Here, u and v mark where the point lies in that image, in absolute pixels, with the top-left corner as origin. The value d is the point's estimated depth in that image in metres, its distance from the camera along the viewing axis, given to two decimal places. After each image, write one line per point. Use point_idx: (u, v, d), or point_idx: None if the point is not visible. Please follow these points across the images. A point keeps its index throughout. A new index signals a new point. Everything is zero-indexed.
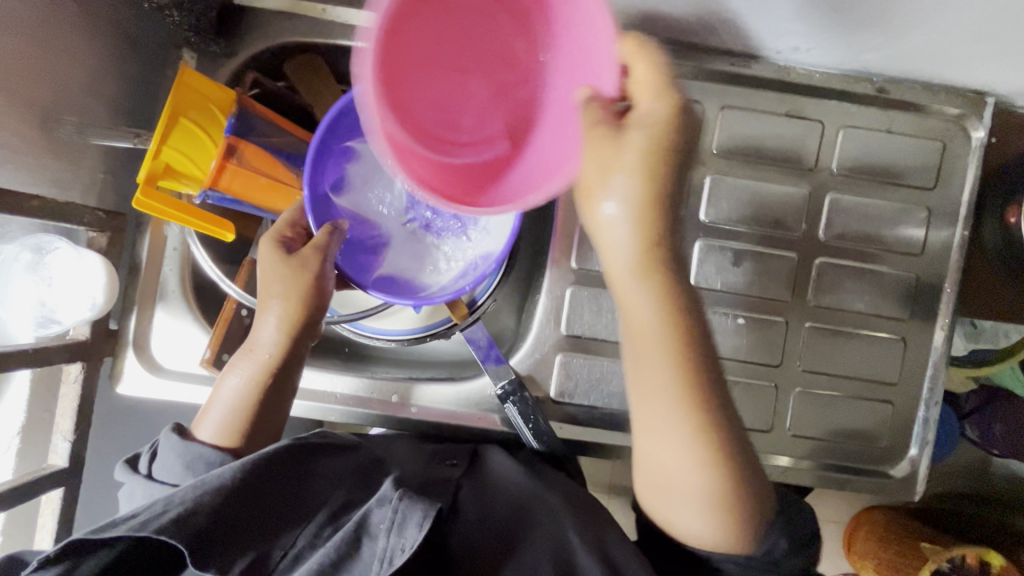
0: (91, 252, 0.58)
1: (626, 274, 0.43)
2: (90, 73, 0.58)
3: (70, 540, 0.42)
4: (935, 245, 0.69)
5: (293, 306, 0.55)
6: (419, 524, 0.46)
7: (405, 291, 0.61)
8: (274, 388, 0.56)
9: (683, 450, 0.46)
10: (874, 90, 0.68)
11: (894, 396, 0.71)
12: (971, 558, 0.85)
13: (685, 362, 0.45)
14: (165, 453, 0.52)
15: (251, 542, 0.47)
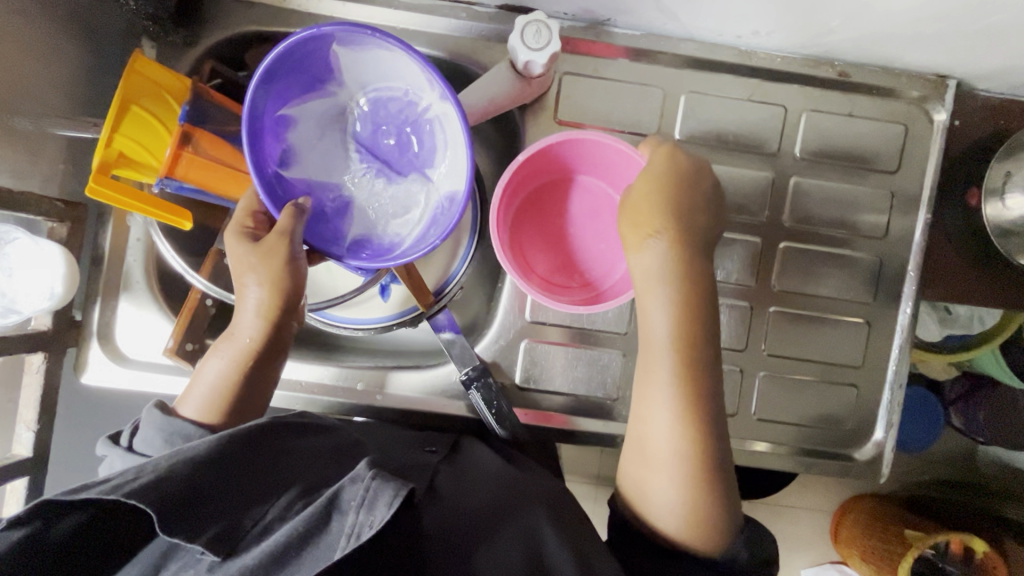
0: (51, 243, 0.58)
1: (650, 278, 0.53)
2: (45, 63, 0.58)
3: (43, 500, 0.40)
4: (898, 228, 0.70)
5: (268, 290, 0.54)
6: (390, 503, 0.43)
7: (381, 254, 0.59)
8: (254, 371, 0.56)
9: (667, 416, 0.51)
10: (836, 74, 0.68)
11: (859, 379, 0.71)
12: (955, 545, 0.84)
13: (682, 352, 0.51)
14: (147, 428, 0.50)
15: (220, 513, 0.44)
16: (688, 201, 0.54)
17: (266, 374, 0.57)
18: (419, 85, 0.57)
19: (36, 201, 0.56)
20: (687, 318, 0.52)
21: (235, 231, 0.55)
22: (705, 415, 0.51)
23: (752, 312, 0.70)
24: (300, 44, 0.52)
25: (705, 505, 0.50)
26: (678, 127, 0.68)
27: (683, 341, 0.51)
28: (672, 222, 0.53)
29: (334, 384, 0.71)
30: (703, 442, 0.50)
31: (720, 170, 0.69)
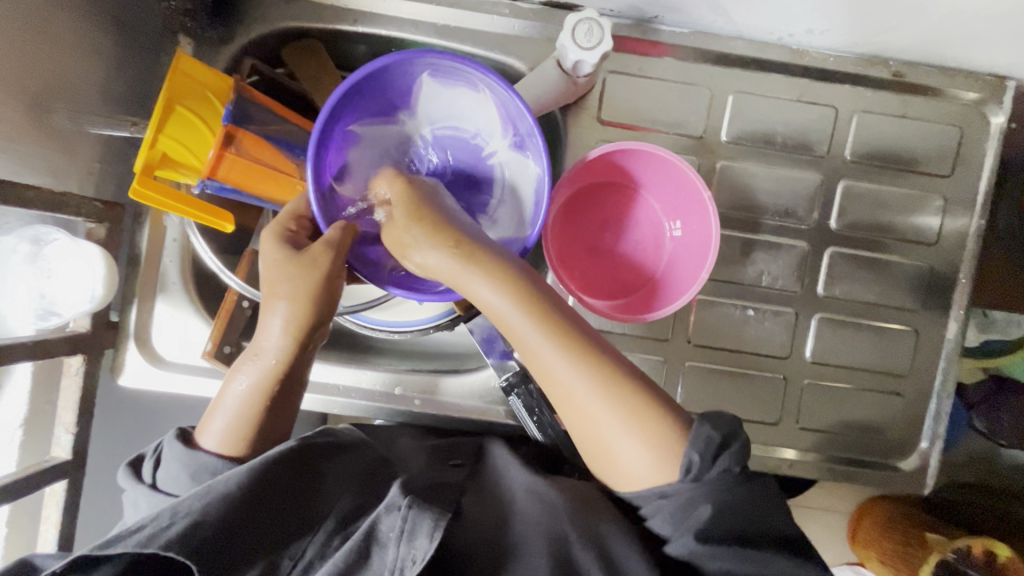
0: (90, 244, 0.57)
1: (454, 270, 0.50)
2: (82, 59, 0.57)
3: (76, 555, 0.42)
4: (950, 233, 0.68)
5: (300, 303, 0.52)
6: (431, 535, 0.46)
7: (425, 284, 0.57)
8: (281, 394, 0.54)
9: (576, 380, 0.47)
10: (889, 74, 0.66)
11: (905, 388, 0.69)
12: (977, 549, 0.81)
13: (528, 302, 0.49)
14: (170, 462, 0.51)
15: (260, 552, 0.46)
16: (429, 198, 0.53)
17: (290, 401, 0.55)
18: (492, 129, 0.59)
19: (76, 202, 0.54)
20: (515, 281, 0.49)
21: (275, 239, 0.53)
22: (585, 338, 0.48)
23: (797, 319, 0.68)
24: (394, 66, 0.53)
25: (661, 436, 0.46)
26: (725, 128, 0.67)
27: (519, 291, 0.49)
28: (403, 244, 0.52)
29: (370, 388, 0.70)
30: (613, 381, 0.47)
31: (767, 173, 0.67)
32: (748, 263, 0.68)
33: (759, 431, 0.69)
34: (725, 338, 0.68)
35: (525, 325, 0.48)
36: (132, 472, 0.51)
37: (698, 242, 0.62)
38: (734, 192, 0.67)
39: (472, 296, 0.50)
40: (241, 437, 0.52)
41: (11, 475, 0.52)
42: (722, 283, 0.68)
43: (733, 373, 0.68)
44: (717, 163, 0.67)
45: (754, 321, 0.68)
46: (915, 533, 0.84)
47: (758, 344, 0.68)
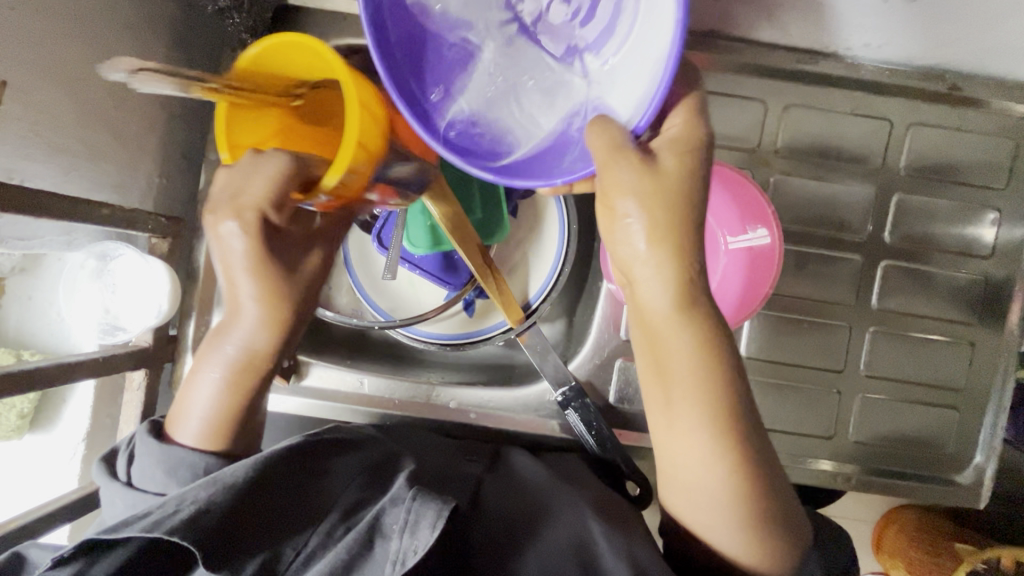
0: (156, 260, 0.57)
1: (664, 303, 0.43)
2: (145, 75, 0.58)
3: (86, 539, 0.41)
4: (1005, 245, 0.67)
5: (272, 304, 0.46)
6: (433, 525, 0.45)
7: (480, 149, 0.44)
8: (252, 376, 0.49)
9: (708, 445, 0.46)
10: (946, 88, 0.65)
11: (960, 401, 0.69)
12: (1007, 561, 0.80)
13: (715, 378, 0.45)
14: (143, 457, 0.48)
15: (262, 542, 0.45)
16: (693, 201, 0.42)
17: (261, 386, 0.50)
18: None
19: (142, 217, 0.54)
20: (714, 346, 0.44)
21: (261, 246, 0.44)
22: (747, 443, 0.46)
23: (850, 332, 0.68)
24: None
25: (755, 524, 0.47)
26: (778, 141, 0.67)
27: (710, 361, 0.44)
28: (638, 207, 0.41)
29: (420, 398, 0.70)
30: (747, 471, 0.46)
31: (820, 187, 0.67)
32: (802, 276, 0.68)
33: (811, 444, 0.68)
34: (776, 350, 0.68)
35: (699, 381, 0.45)
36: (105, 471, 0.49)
37: (759, 261, 0.62)
38: (787, 204, 0.67)
39: (662, 331, 0.44)
40: (216, 431, 0.49)
41: (77, 492, 0.52)
42: (775, 296, 0.68)
43: (785, 386, 0.68)
44: (772, 176, 0.67)
45: (806, 333, 0.68)
46: (945, 545, 0.84)
47: (811, 357, 0.68)
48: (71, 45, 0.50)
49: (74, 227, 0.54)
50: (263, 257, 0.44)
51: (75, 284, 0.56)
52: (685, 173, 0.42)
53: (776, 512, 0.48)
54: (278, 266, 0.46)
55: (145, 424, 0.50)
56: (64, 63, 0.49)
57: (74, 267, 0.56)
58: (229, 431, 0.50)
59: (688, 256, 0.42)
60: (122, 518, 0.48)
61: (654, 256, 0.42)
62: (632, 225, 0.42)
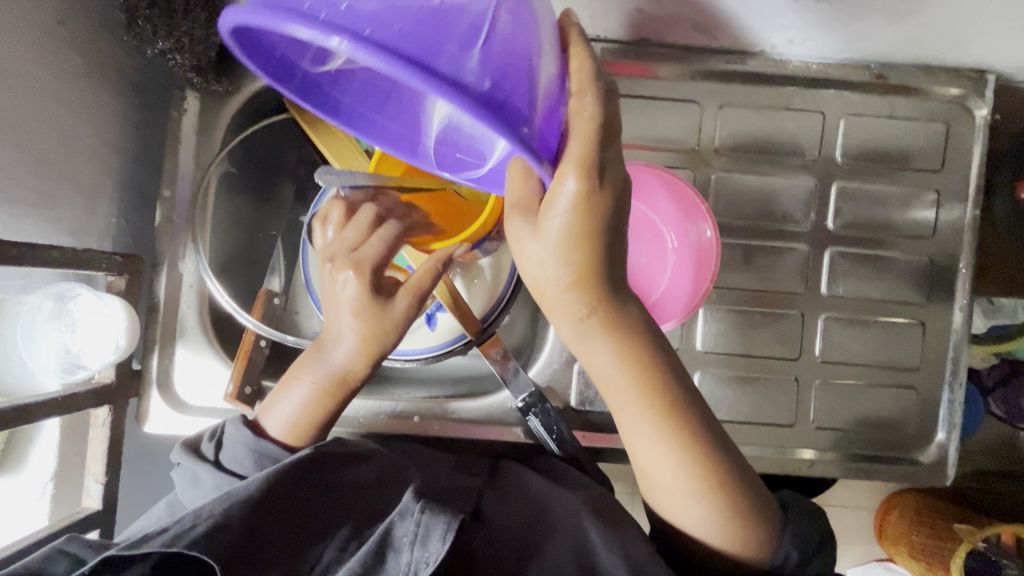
0: (113, 298, 0.59)
1: (573, 339, 0.49)
2: (94, 120, 0.60)
3: (107, 556, 0.43)
4: (946, 226, 0.69)
5: (371, 341, 0.54)
6: (443, 537, 0.47)
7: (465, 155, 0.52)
8: (336, 394, 0.56)
9: (659, 443, 0.50)
10: (872, 77, 0.67)
11: (916, 381, 0.70)
12: (1007, 537, 0.79)
13: (646, 387, 0.49)
14: (234, 444, 0.54)
15: (282, 556, 0.49)
16: (590, 241, 0.43)
17: (340, 398, 0.57)
18: None
19: (97, 258, 0.55)
20: (633, 349, 0.48)
21: (363, 294, 0.53)
22: (703, 441, 0.50)
23: (802, 320, 0.69)
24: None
25: (731, 517, 0.50)
26: (717, 140, 0.69)
27: (635, 375, 0.49)
28: (537, 259, 0.45)
29: (388, 415, 0.71)
30: (713, 471, 0.50)
31: (760, 181, 0.69)
32: (750, 269, 0.69)
33: (774, 433, 0.69)
34: (732, 343, 0.69)
35: (629, 385, 0.49)
36: (193, 452, 0.54)
37: (701, 255, 0.64)
38: (730, 200, 0.69)
39: (587, 357, 0.49)
40: (301, 428, 0.56)
41: (46, 529, 0.54)
42: (727, 290, 0.70)
43: (745, 379, 0.69)
44: (712, 174, 0.69)
45: (761, 324, 0.69)
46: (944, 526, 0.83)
47: (767, 347, 0.69)
48: (17, 98, 0.52)
49: (29, 272, 0.56)
50: (365, 302, 0.53)
51: (35, 328, 0.58)
52: (580, 225, 0.43)
53: (750, 495, 0.51)
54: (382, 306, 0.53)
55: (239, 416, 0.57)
56: (12, 116, 0.51)
57: (31, 309, 0.58)
58: (310, 433, 0.57)
59: (591, 284, 0.45)
60: (197, 495, 0.53)
61: (564, 292, 0.46)
62: (535, 275, 0.46)
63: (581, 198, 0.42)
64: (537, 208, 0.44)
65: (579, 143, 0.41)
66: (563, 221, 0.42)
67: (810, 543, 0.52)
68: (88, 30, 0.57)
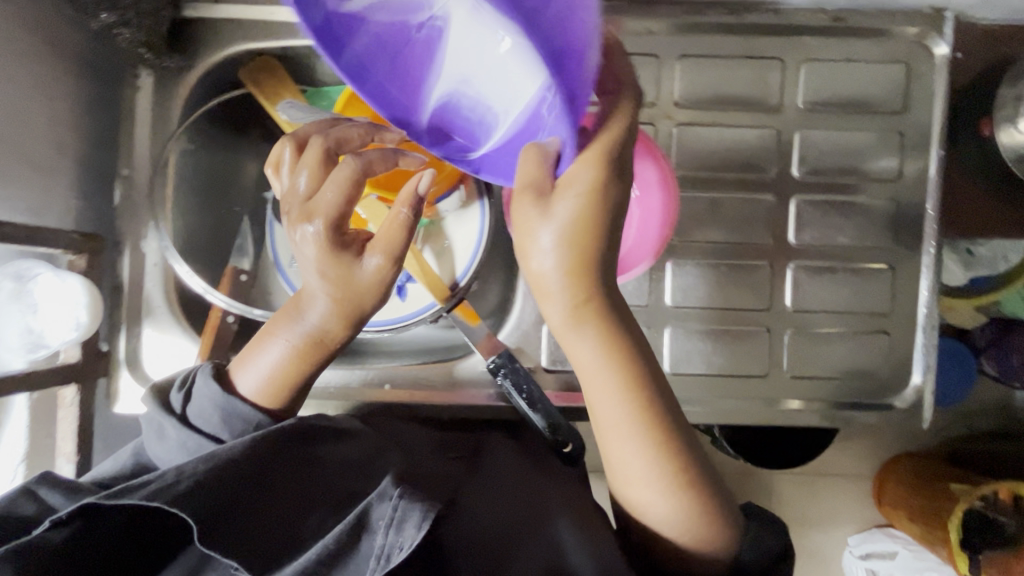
0: (74, 277, 0.59)
1: (562, 326, 0.48)
2: (46, 99, 0.60)
3: (85, 503, 0.44)
4: (912, 167, 0.68)
5: (347, 302, 0.52)
6: (419, 525, 0.46)
7: (459, 133, 0.53)
8: (313, 356, 0.55)
9: (634, 435, 0.49)
10: (828, 20, 0.67)
11: (889, 326, 0.70)
12: (1004, 494, 0.77)
13: (630, 375, 0.48)
14: (202, 398, 0.53)
15: (250, 538, 0.47)
16: (590, 231, 0.45)
17: (319, 365, 0.56)
18: None
19: (54, 235, 0.56)
20: (618, 338, 0.48)
21: (326, 248, 0.50)
22: (676, 439, 0.50)
23: (772, 270, 0.69)
24: None
25: (698, 509, 0.50)
26: (678, 94, 0.68)
27: (622, 363, 0.48)
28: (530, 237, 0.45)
29: (359, 385, 0.72)
30: (683, 467, 0.50)
31: (723, 133, 0.69)
32: (716, 222, 0.69)
33: (748, 384, 0.69)
34: (701, 296, 0.69)
35: (615, 372, 0.48)
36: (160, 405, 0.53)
37: (655, 192, 0.64)
38: (694, 152, 0.69)
39: (569, 343, 0.49)
40: (274, 391, 0.55)
41: None
42: (695, 244, 0.69)
43: (716, 332, 0.69)
44: (674, 128, 0.69)
45: (730, 277, 0.69)
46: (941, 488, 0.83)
47: (737, 299, 0.69)
48: None
49: None
50: (331, 261, 0.51)
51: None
52: (584, 215, 0.44)
53: (716, 494, 0.51)
54: (354, 263, 0.51)
55: (209, 367, 0.56)
56: None
57: None
58: (285, 397, 0.55)
59: (586, 273, 0.46)
60: (164, 448, 0.53)
61: (557, 274, 0.45)
62: (529, 258, 0.46)
63: (594, 189, 0.44)
64: (549, 190, 0.44)
65: (608, 134, 0.46)
66: (571, 209, 0.44)
67: (771, 554, 0.53)
68: (34, 5, 0.57)
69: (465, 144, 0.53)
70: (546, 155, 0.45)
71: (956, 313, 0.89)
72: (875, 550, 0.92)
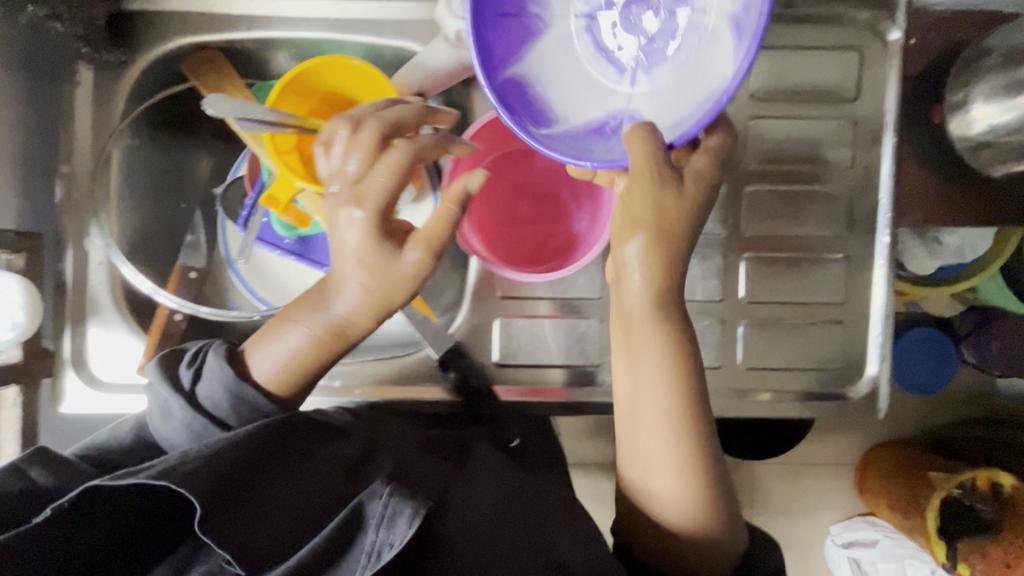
0: (9, 275, 0.58)
1: (642, 313, 0.50)
2: None
3: (91, 483, 0.42)
4: (866, 156, 0.68)
5: (378, 294, 0.51)
6: (410, 522, 0.43)
7: (525, 110, 0.52)
8: (333, 346, 0.53)
9: (671, 431, 0.50)
10: (780, 7, 0.66)
11: (844, 316, 0.69)
12: (983, 481, 0.82)
13: (680, 371, 0.50)
14: (211, 377, 0.52)
15: (242, 530, 0.43)
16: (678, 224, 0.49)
17: (337, 355, 0.55)
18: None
19: None
20: (676, 335, 0.50)
21: (371, 233, 0.50)
22: (702, 442, 0.51)
23: (725, 261, 0.69)
24: None
25: (707, 507, 0.51)
26: None
27: (683, 356, 0.50)
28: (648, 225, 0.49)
29: None
30: (703, 467, 0.51)
31: None
32: None
33: None
34: None
35: (661, 356, 0.50)
36: (170, 382, 0.52)
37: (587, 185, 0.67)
38: None
39: (638, 325, 0.50)
40: (292, 376, 0.54)
41: None
42: None
43: None
44: None
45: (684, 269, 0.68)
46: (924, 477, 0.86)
47: (690, 291, 0.69)
48: None
49: None
50: (371, 248, 0.50)
51: None
52: (666, 208, 0.49)
53: (724, 499, 0.52)
54: (396, 252, 0.50)
55: (222, 347, 0.55)
56: None
57: None
58: (292, 385, 0.54)
59: (674, 263, 0.50)
60: (169, 427, 0.51)
61: (642, 267, 0.49)
62: (628, 243, 0.49)
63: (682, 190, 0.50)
64: (648, 174, 0.47)
65: (702, 162, 0.52)
66: (659, 200, 0.49)
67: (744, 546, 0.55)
68: None
69: (527, 118, 0.52)
70: (660, 141, 0.47)
71: (933, 299, 0.90)
72: (858, 539, 0.92)
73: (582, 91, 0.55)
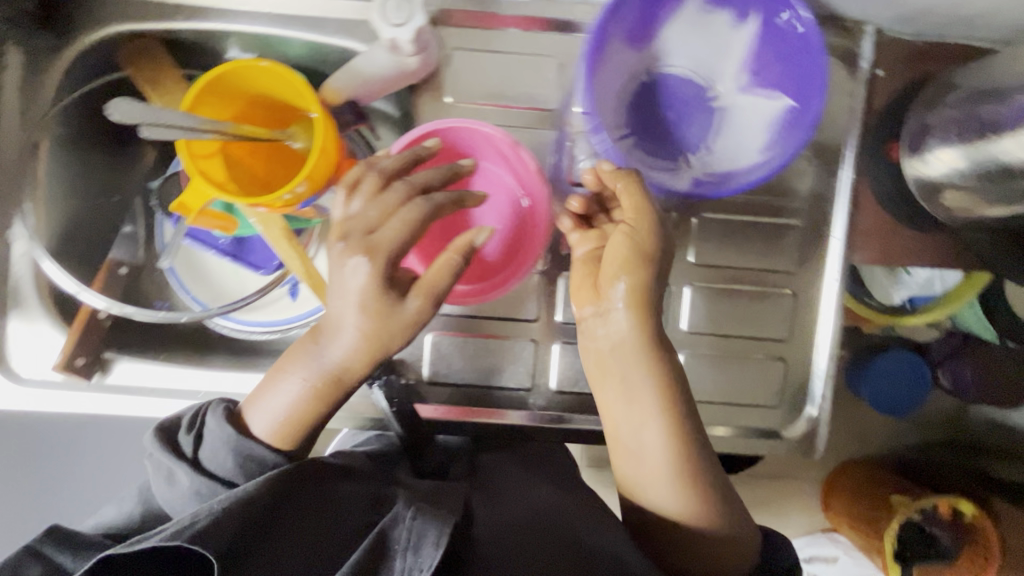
0: None
1: (621, 347, 0.51)
2: None
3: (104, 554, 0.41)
4: (822, 189, 0.65)
5: (371, 340, 0.49)
6: (437, 543, 0.43)
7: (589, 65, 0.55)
8: (330, 399, 0.51)
9: (669, 480, 0.50)
10: None
11: (786, 352, 0.67)
12: (944, 508, 0.80)
13: (671, 413, 0.50)
14: (215, 441, 0.49)
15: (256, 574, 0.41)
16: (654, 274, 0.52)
17: (335, 405, 0.52)
18: (730, 145, 0.62)
19: None
20: (664, 376, 0.51)
21: (376, 282, 0.47)
22: (708, 490, 0.51)
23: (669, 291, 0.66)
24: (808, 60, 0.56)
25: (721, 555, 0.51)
26: None
27: (669, 394, 0.51)
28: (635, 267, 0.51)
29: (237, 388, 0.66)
30: (710, 512, 0.50)
31: None
32: None
33: None
34: None
35: (651, 393, 0.51)
36: (171, 450, 0.49)
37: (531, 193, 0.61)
38: None
39: (614, 362, 0.52)
40: (290, 427, 0.51)
41: None
42: None
43: None
44: None
45: None
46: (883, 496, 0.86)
47: None
48: None
49: None
50: (375, 294, 0.48)
51: None
52: (631, 259, 0.51)
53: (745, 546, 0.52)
54: (387, 306, 0.48)
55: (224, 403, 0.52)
56: None
57: None
58: (297, 436, 0.51)
59: (645, 299, 0.51)
60: (172, 491, 0.49)
61: (625, 313, 0.51)
62: (612, 288, 0.51)
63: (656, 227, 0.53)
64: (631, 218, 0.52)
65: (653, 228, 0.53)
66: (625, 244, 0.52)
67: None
68: None
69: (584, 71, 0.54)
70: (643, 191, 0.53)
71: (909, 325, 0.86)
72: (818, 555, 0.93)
73: (606, 108, 0.60)
